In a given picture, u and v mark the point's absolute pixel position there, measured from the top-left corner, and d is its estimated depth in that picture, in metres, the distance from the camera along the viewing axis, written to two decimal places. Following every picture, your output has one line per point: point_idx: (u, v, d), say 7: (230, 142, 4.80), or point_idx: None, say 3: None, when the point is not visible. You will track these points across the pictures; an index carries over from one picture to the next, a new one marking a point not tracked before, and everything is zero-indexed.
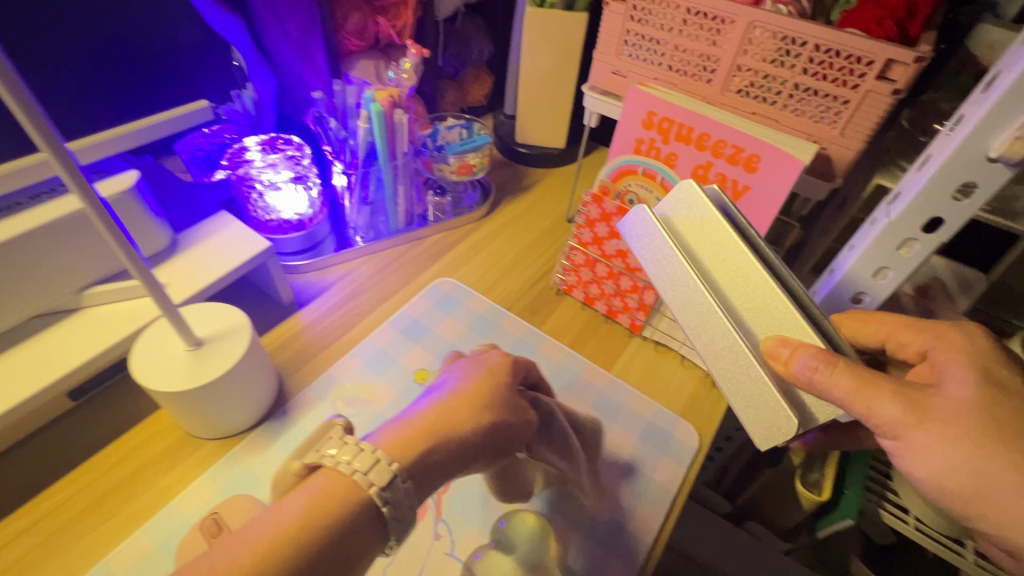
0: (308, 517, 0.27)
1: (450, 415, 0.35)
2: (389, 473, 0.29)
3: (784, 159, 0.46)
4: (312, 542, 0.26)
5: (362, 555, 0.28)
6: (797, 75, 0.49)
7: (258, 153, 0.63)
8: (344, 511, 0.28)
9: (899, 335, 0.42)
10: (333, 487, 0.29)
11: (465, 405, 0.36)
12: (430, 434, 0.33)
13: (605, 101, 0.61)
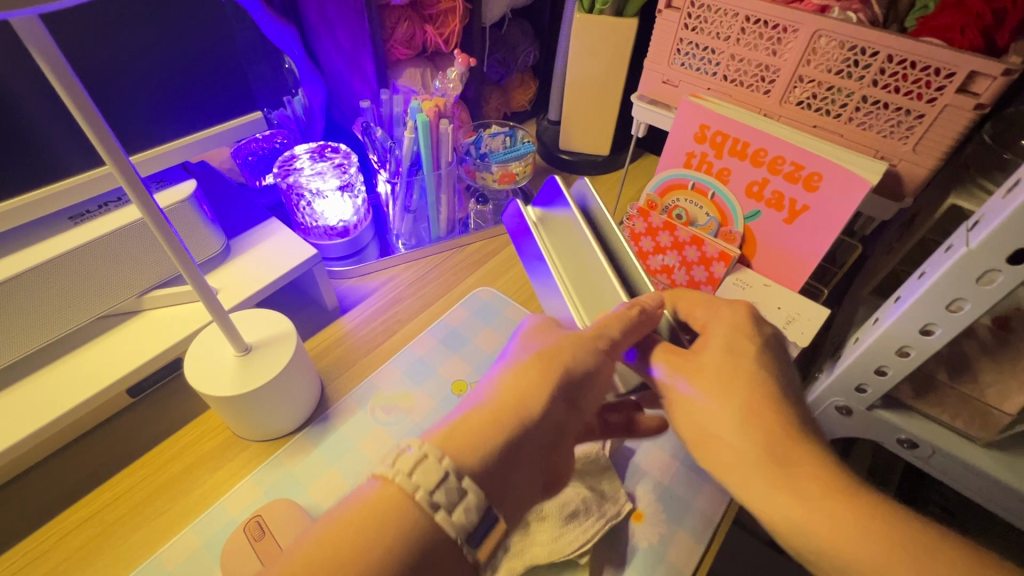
0: (366, 539, 0.25)
1: (516, 388, 0.32)
2: (439, 471, 0.26)
3: (849, 180, 0.43)
4: (371, 555, 0.24)
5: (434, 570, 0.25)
6: (865, 87, 0.46)
7: (308, 161, 0.65)
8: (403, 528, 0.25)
9: (693, 310, 0.41)
10: (391, 499, 0.26)
11: (538, 376, 0.32)
12: (498, 418, 0.30)
13: (654, 112, 0.60)
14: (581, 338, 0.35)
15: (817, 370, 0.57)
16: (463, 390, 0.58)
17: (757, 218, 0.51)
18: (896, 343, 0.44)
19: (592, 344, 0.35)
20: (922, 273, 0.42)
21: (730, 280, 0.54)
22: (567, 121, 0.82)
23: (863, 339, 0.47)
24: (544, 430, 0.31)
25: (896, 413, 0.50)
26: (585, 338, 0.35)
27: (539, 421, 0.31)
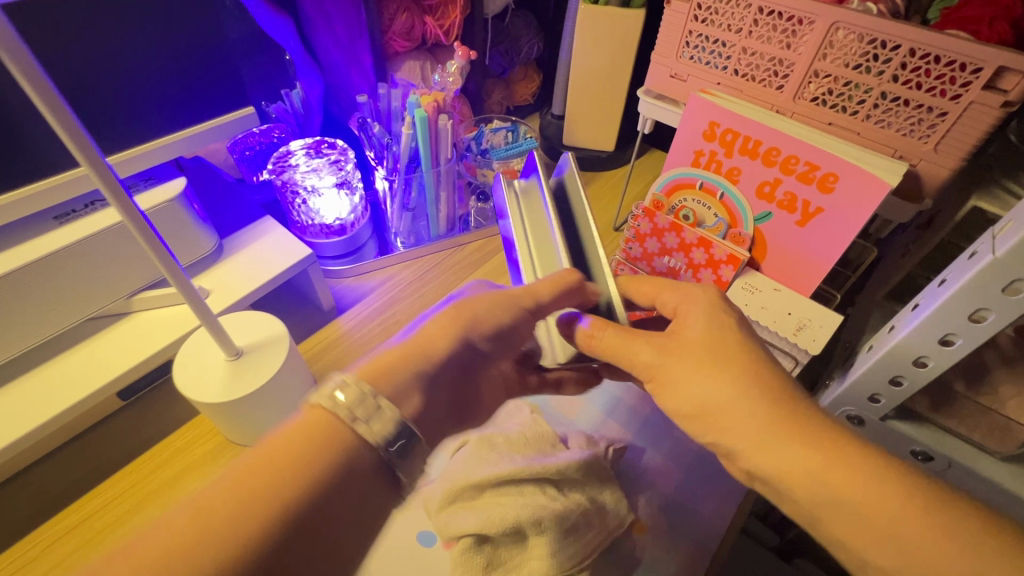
0: (304, 455, 0.29)
1: (440, 336, 0.36)
2: (357, 392, 0.31)
3: (867, 182, 0.41)
4: (299, 468, 0.29)
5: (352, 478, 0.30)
6: (885, 83, 0.43)
7: (303, 157, 0.63)
8: (333, 444, 0.30)
9: (662, 295, 0.43)
10: (322, 421, 0.31)
11: (449, 327, 0.37)
12: (410, 356, 0.35)
13: (661, 107, 0.57)
14: (506, 298, 0.39)
15: (828, 377, 0.55)
16: None
17: (768, 219, 0.49)
18: (913, 353, 0.42)
19: (515, 305, 0.39)
20: (943, 280, 0.40)
21: (739, 283, 0.52)
22: (571, 116, 0.79)
23: (878, 348, 0.45)
24: (449, 372, 0.36)
25: (910, 424, 0.48)
26: (507, 299, 0.39)
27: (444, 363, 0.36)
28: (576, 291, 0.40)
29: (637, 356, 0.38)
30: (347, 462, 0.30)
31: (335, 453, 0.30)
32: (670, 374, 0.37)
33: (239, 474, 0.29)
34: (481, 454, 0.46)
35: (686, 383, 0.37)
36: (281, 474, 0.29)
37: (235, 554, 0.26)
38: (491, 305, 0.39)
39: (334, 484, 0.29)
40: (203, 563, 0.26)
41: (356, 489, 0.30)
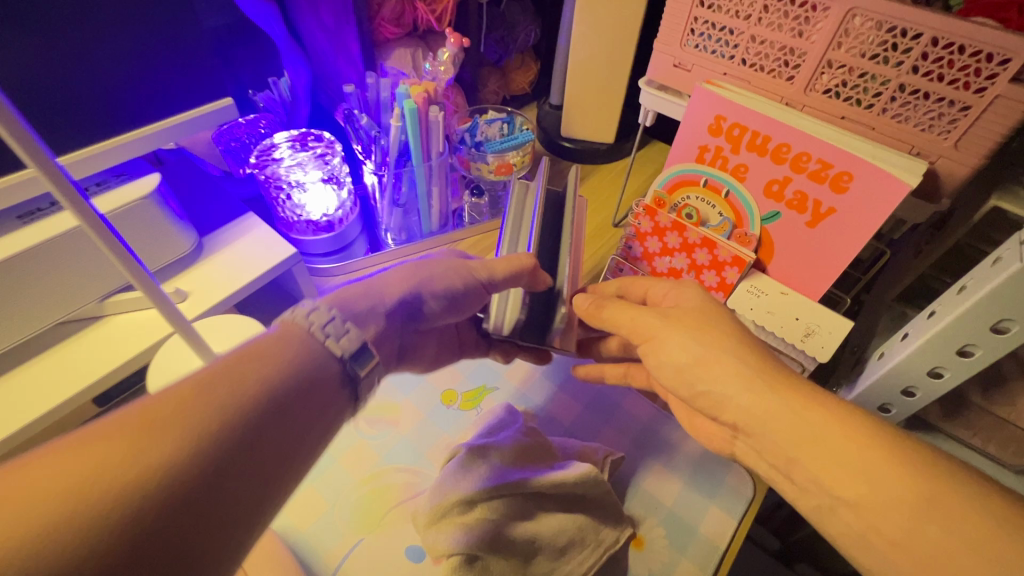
0: (274, 357, 0.31)
1: (403, 284, 0.42)
2: (324, 315, 0.34)
3: (885, 182, 0.38)
4: (269, 375, 0.30)
5: (318, 390, 0.32)
6: (904, 74, 0.40)
7: (288, 150, 0.60)
8: (304, 352, 0.32)
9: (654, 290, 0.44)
10: (291, 332, 0.33)
11: (410, 278, 0.43)
12: (370, 294, 0.40)
13: (665, 99, 0.54)
14: (461, 266, 0.45)
15: (835, 385, 0.53)
16: (453, 400, 0.54)
17: (776, 219, 0.47)
18: (927, 363, 0.39)
19: (472, 275, 0.44)
20: (962, 287, 0.37)
21: (744, 286, 0.49)
22: (569, 108, 0.76)
23: (888, 357, 0.43)
24: (401, 314, 0.42)
25: (924, 433, 0.47)
26: (465, 264, 0.45)
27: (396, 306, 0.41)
28: (527, 272, 0.43)
29: (625, 320, 0.41)
30: (315, 365, 0.32)
31: (304, 357, 0.32)
32: (655, 333, 0.39)
33: (207, 372, 0.29)
34: (469, 467, 0.43)
35: (662, 348, 0.38)
36: (251, 372, 0.30)
37: (219, 432, 0.27)
38: (448, 272, 0.44)
39: (300, 390, 0.31)
40: (185, 443, 0.26)
41: (321, 397, 0.32)
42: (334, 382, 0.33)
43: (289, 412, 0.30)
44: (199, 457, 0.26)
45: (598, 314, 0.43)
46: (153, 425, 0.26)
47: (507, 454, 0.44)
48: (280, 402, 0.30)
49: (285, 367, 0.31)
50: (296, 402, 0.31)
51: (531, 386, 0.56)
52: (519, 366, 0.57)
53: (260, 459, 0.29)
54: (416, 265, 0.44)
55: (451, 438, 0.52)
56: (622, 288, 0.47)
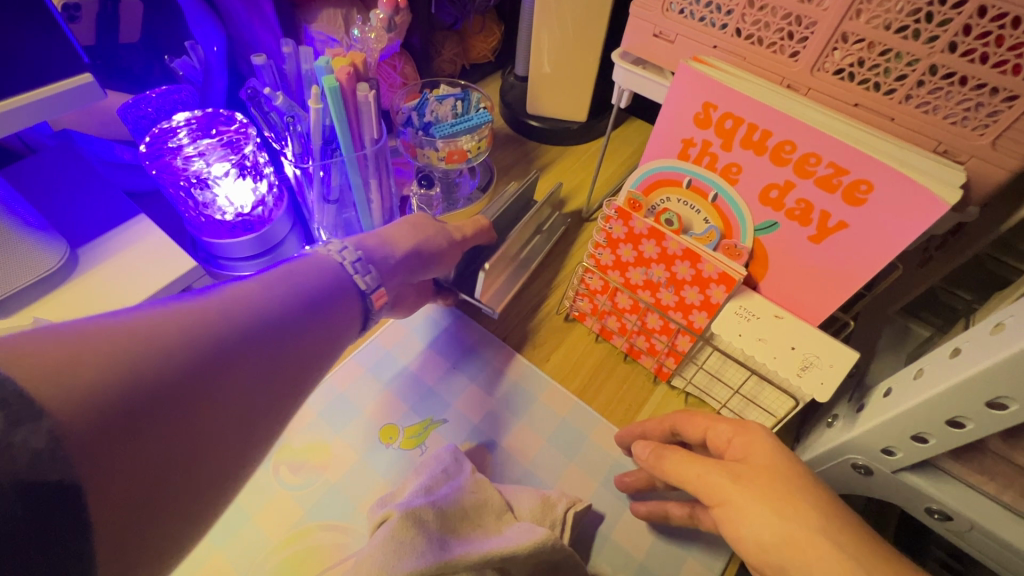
0: (305, 277, 0.36)
1: (401, 237, 0.45)
2: (355, 255, 0.40)
3: (913, 193, 0.31)
4: (305, 288, 0.36)
5: (339, 314, 0.37)
6: (936, 54, 0.31)
7: (187, 136, 0.50)
8: (332, 276, 0.38)
9: (714, 431, 0.37)
10: (323, 259, 0.39)
11: (410, 231, 0.46)
12: (378, 241, 0.44)
13: (642, 76, 0.44)
14: (440, 225, 0.48)
15: (828, 415, 0.46)
16: (393, 437, 0.47)
17: (772, 231, 0.39)
18: (947, 411, 0.33)
19: (459, 231, 0.48)
20: (998, 324, 0.31)
21: (731, 307, 0.41)
22: (536, 80, 0.66)
23: (898, 397, 0.37)
24: (410, 265, 0.45)
25: (925, 478, 0.39)
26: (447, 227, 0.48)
27: (404, 256, 0.44)
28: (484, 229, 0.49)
29: (692, 475, 0.34)
30: (336, 287, 0.38)
31: (330, 278, 0.38)
32: (728, 497, 0.31)
33: (257, 280, 0.34)
34: (403, 540, 0.35)
35: (740, 518, 0.30)
36: (282, 286, 0.35)
37: (267, 318, 0.32)
38: (426, 223, 0.47)
39: (326, 303, 0.36)
40: (244, 318, 0.31)
41: (342, 320, 0.37)
42: (349, 302, 0.38)
43: (314, 320, 0.35)
44: (249, 333, 0.31)
45: (662, 467, 0.36)
46: (208, 306, 0.30)
47: (448, 519, 0.38)
48: (305, 311, 0.35)
49: (313, 284, 0.36)
50: (317, 312, 0.36)
51: (486, 419, 0.49)
52: (472, 393, 0.50)
53: (288, 349, 0.33)
54: (407, 219, 0.47)
55: (388, 486, 0.45)
56: (676, 425, 0.40)
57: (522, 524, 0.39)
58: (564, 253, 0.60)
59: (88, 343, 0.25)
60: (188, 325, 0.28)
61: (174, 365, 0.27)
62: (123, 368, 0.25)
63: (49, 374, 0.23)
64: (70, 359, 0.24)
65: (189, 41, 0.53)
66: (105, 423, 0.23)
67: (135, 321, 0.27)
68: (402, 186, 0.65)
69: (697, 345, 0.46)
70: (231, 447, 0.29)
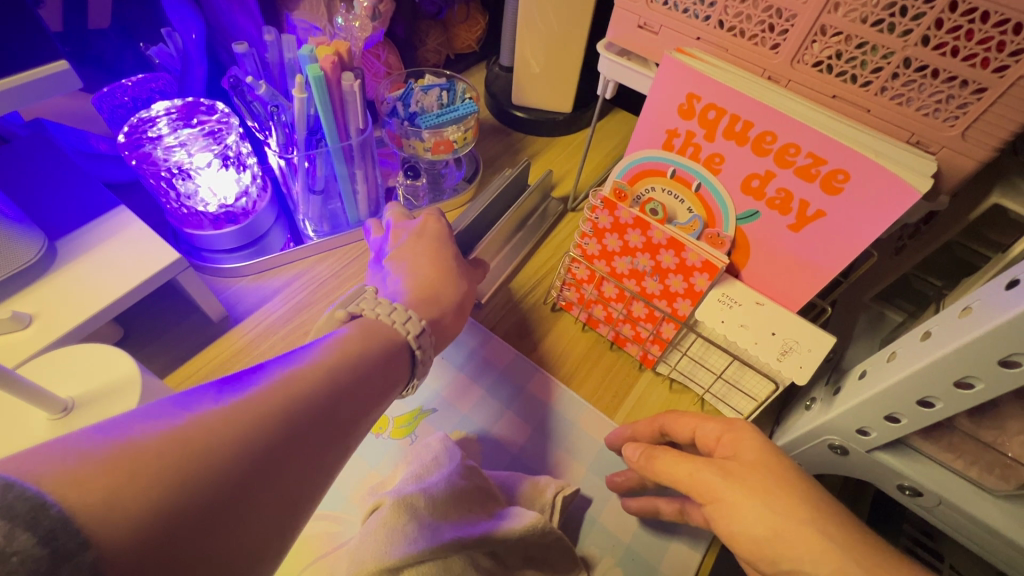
0: (358, 351, 0.33)
1: (435, 284, 0.43)
2: (419, 326, 0.38)
3: (889, 186, 0.33)
4: (367, 359, 0.33)
5: (394, 379, 0.35)
6: (909, 47, 0.32)
7: (166, 125, 0.49)
8: (386, 347, 0.35)
9: (702, 429, 0.38)
10: (381, 327, 0.37)
11: (437, 275, 0.44)
12: (421, 298, 0.41)
13: (627, 67, 0.45)
14: (435, 249, 0.46)
15: (806, 398, 0.47)
16: (382, 427, 0.48)
17: (754, 220, 0.40)
18: (918, 391, 0.35)
19: (459, 263, 0.47)
20: (966, 307, 0.32)
21: (714, 295, 0.42)
22: (521, 72, 0.66)
23: (873, 379, 0.38)
24: (454, 313, 0.44)
25: (897, 456, 0.41)
26: (456, 261, 0.46)
27: (450, 308, 0.43)
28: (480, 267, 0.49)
29: (682, 473, 0.34)
30: (391, 359, 0.35)
31: (386, 350, 0.35)
32: (718, 495, 0.32)
33: (310, 363, 0.30)
34: (394, 527, 0.36)
35: (727, 512, 0.31)
36: (335, 365, 0.31)
37: (323, 404, 0.29)
38: (457, 268, 0.46)
39: (380, 372, 0.34)
40: (299, 409, 0.28)
41: (394, 389, 0.34)
42: (401, 378, 0.35)
43: (369, 399, 0.32)
44: (307, 428, 0.28)
45: (654, 467, 0.37)
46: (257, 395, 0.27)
47: (440, 505, 0.37)
48: (360, 391, 0.32)
49: (370, 362, 0.33)
50: (370, 390, 0.32)
51: (475, 409, 0.50)
52: (460, 384, 0.51)
53: (342, 442, 0.29)
54: (417, 261, 0.45)
55: (379, 474, 0.45)
56: (665, 425, 0.41)
57: (513, 507, 0.39)
58: (550, 244, 0.60)
59: (125, 456, 0.22)
60: (233, 425, 0.25)
61: (218, 474, 0.24)
62: (163, 482, 0.22)
63: (95, 493, 0.20)
64: (112, 483, 0.21)
65: (165, 28, 0.52)
66: (149, 528, 0.21)
67: (178, 426, 0.24)
68: (388, 177, 0.64)
69: (681, 333, 0.47)
70: (296, 498, 0.26)
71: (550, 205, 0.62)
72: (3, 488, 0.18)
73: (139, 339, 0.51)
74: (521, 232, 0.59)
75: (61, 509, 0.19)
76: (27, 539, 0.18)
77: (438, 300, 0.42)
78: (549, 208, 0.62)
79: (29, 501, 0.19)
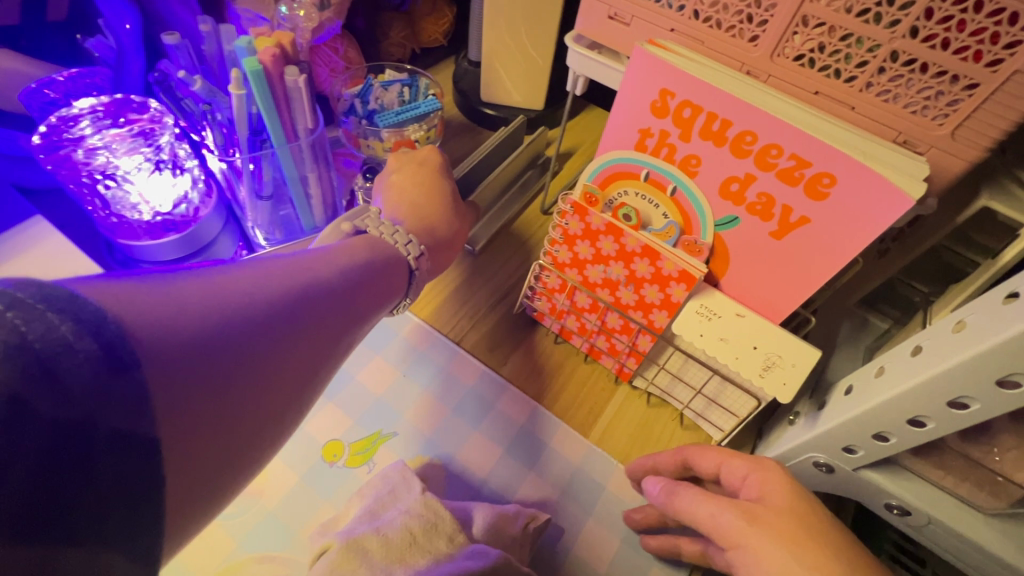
0: (359, 253, 0.36)
1: (432, 214, 0.45)
2: (418, 250, 0.40)
3: (876, 192, 0.30)
4: (370, 263, 0.36)
5: (397, 288, 0.38)
6: (898, 39, 0.29)
7: (90, 125, 0.44)
8: (388, 255, 0.38)
9: (730, 466, 0.35)
10: (380, 243, 0.39)
11: (434, 204, 0.45)
12: (417, 223, 0.44)
13: (598, 62, 0.41)
14: (433, 176, 0.47)
15: (790, 411, 0.45)
16: (337, 456, 0.44)
17: (733, 226, 0.37)
18: (909, 410, 0.32)
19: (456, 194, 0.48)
20: (959, 322, 0.30)
21: (692, 306, 0.39)
22: (489, 66, 0.62)
23: (860, 395, 0.35)
24: (450, 241, 0.46)
25: (884, 474, 0.38)
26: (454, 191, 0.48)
27: (445, 235, 0.45)
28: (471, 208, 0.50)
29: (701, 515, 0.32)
30: (389, 262, 0.38)
31: (384, 254, 0.38)
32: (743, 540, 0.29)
33: (318, 255, 0.33)
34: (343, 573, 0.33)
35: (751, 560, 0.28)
36: (338, 260, 0.34)
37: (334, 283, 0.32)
38: (454, 201, 0.47)
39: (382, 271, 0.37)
40: (315, 284, 0.30)
41: (394, 286, 0.38)
42: (399, 282, 0.38)
43: (371, 291, 0.35)
44: (322, 301, 0.30)
45: (675, 505, 0.34)
46: (269, 269, 0.29)
47: (394, 546, 0.34)
48: (363, 283, 0.34)
49: (371, 262, 0.36)
50: (372, 286, 0.35)
51: (440, 431, 0.46)
52: (424, 404, 0.47)
53: (347, 323, 0.32)
54: (411, 190, 0.46)
55: (332, 508, 0.42)
56: (688, 458, 0.38)
57: (477, 545, 0.35)
58: (530, 214, 0.59)
59: (164, 292, 0.24)
60: (256, 286, 0.27)
61: (252, 322, 0.26)
62: (209, 319, 0.24)
63: (147, 318, 0.22)
64: (161, 313, 0.22)
65: (100, 18, 0.47)
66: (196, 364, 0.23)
67: (202, 280, 0.26)
68: (349, 180, 0.59)
69: (658, 345, 0.44)
70: None
71: (522, 207, 0.59)
72: (74, 295, 0.19)
73: None
74: (483, 222, 0.56)
75: (122, 325, 0.20)
76: (90, 344, 0.19)
77: (432, 227, 0.44)
78: (530, 178, 0.60)
79: (96, 308, 0.20)
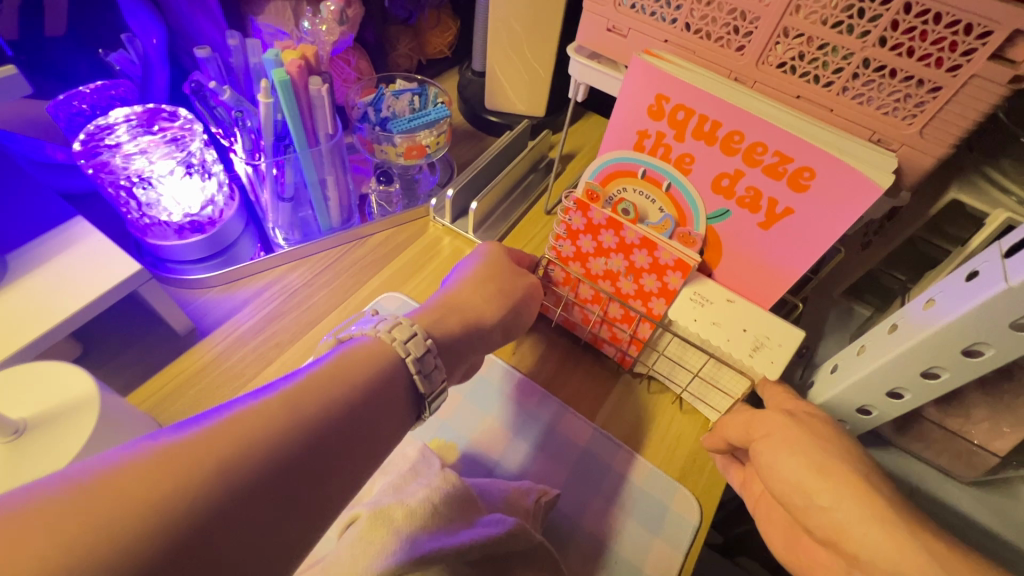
0: (360, 367, 0.32)
1: (472, 299, 0.43)
2: (423, 347, 0.34)
3: (849, 180, 0.33)
4: (365, 379, 0.32)
5: (399, 416, 0.33)
6: (869, 47, 0.33)
7: (126, 132, 0.47)
8: (382, 371, 0.33)
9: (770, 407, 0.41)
10: (380, 349, 0.34)
11: (485, 293, 0.43)
12: (452, 309, 0.41)
13: (597, 70, 0.45)
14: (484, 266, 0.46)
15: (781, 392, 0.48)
16: None
17: (724, 218, 0.41)
18: (888, 383, 0.35)
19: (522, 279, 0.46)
20: (929, 300, 0.33)
21: (687, 293, 0.42)
22: (494, 76, 0.66)
23: (843, 372, 0.38)
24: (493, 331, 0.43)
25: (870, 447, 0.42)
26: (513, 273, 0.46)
27: (485, 326, 0.42)
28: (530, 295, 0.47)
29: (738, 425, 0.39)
30: (388, 378, 0.33)
31: (384, 368, 0.33)
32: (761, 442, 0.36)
33: (305, 381, 0.30)
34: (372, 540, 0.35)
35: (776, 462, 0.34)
36: (329, 384, 0.30)
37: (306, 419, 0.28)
38: (512, 292, 0.45)
39: (376, 393, 0.32)
40: (279, 431, 0.27)
41: (395, 411, 0.33)
42: (399, 400, 0.33)
43: (362, 420, 0.30)
44: (291, 450, 0.27)
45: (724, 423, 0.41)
46: (236, 418, 0.27)
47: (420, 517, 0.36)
48: (353, 410, 0.30)
49: (367, 381, 0.32)
50: (365, 410, 0.31)
51: (455, 415, 0.49)
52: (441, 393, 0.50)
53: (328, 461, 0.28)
54: (466, 278, 0.45)
55: None
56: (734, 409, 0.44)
57: (494, 515, 0.38)
58: (534, 213, 0.63)
59: (91, 496, 0.22)
60: (211, 448, 0.25)
61: (184, 510, 0.23)
62: (149, 505, 0.23)
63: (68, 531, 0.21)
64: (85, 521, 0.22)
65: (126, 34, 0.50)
66: None
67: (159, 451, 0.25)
68: (360, 185, 0.63)
69: (657, 332, 0.47)
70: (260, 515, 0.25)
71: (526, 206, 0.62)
72: None
73: (98, 355, 0.49)
74: (491, 219, 0.60)
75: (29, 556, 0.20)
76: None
77: (458, 320, 0.41)
78: (533, 181, 0.64)
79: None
